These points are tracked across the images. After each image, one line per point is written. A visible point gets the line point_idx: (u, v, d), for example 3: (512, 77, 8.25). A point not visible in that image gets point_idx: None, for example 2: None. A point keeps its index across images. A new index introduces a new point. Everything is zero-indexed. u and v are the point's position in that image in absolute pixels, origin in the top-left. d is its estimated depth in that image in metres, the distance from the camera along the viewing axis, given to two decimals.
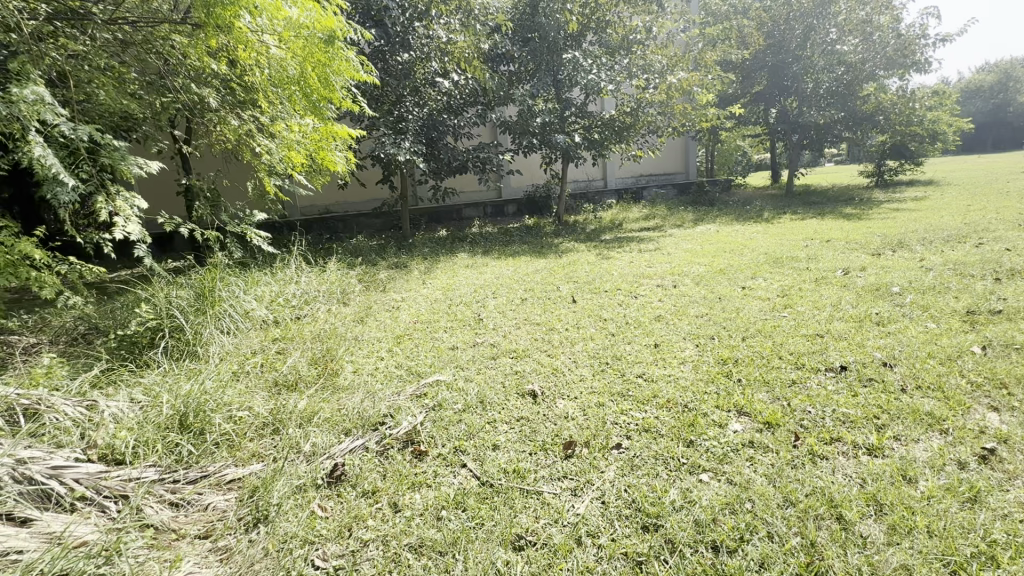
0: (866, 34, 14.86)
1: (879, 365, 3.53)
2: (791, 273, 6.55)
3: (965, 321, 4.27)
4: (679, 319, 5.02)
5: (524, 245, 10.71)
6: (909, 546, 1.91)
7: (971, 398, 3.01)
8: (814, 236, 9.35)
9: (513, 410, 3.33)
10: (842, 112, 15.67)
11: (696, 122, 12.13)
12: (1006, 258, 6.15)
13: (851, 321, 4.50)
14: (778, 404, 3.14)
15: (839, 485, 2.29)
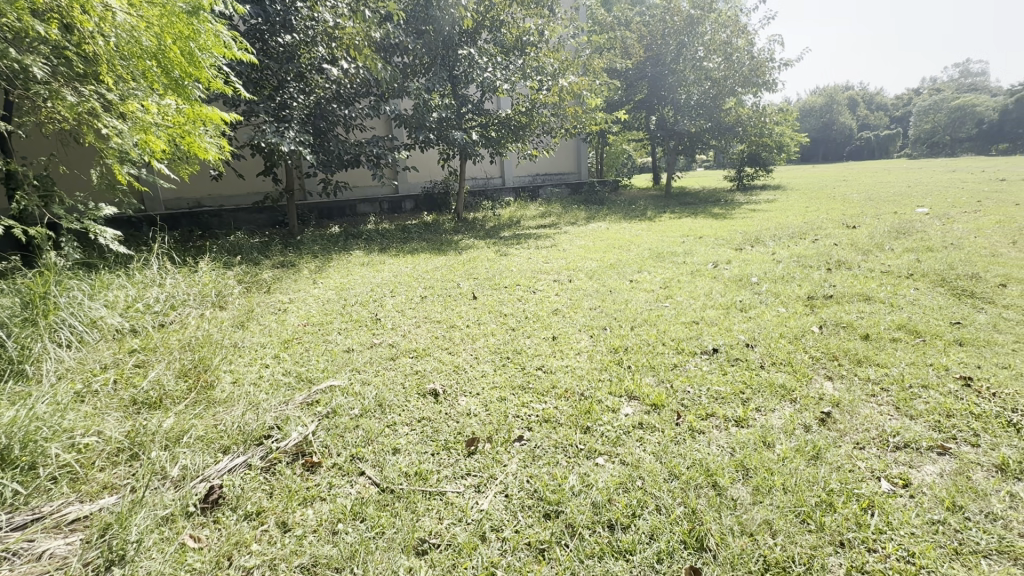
0: (726, 54, 16.75)
1: (743, 346, 4.01)
2: (671, 267, 7.17)
3: (807, 305, 5.00)
4: (574, 312, 5.25)
5: (423, 242, 10.49)
6: (769, 503, 2.18)
7: (812, 369, 3.54)
8: (689, 233, 10.34)
9: (413, 411, 3.23)
10: (709, 122, 17.53)
11: (586, 125, 12.79)
12: (835, 251, 7.33)
13: (721, 308, 5.05)
14: (663, 386, 3.41)
15: (713, 456, 2.54)
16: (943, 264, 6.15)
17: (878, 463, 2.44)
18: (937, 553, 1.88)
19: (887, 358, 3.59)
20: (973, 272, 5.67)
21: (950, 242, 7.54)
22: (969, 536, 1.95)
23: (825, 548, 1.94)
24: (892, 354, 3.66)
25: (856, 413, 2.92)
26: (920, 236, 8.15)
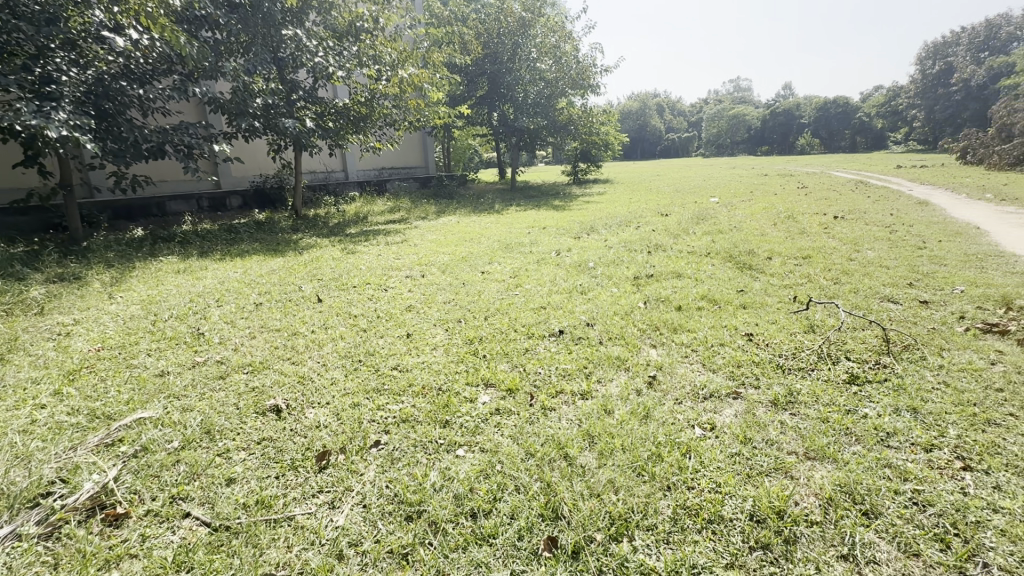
0: (556, 57, 18.04)
1: (584, 325, 4.39)
2: (519, 257, 7.53)
3: (634, 284, 5.69)
4: (429, 307, 5.19)
5: (255, 243, 9.38)
6: (612, 464, 2.42)
7: (640, 340, 4.03)
8: (534, 224, 10.97)
9: (251, 432, 2.86)
10: (546, 120, 18.77)
11: (430, 118, 12.68)
12: (653, 236, 8.45)
13: (564, 292, 5.46)
14: (516, 370, 3.57)
15: (563, 430, 2.74)
16: (730, 243, 7.51)
17: (692, 413, 2.87)
18: (735, 480, 2.28)
19: (695, 324, 4.25)
20: (750, 249, 7.03)
21: (734, 225, 9.24)
22: (755, 461, 2.40)
23: (656, 493, 2.22)
24: (699, 320, 4.35)
25: (675, 373, 3.40)
26: (714, 221, 9.83)
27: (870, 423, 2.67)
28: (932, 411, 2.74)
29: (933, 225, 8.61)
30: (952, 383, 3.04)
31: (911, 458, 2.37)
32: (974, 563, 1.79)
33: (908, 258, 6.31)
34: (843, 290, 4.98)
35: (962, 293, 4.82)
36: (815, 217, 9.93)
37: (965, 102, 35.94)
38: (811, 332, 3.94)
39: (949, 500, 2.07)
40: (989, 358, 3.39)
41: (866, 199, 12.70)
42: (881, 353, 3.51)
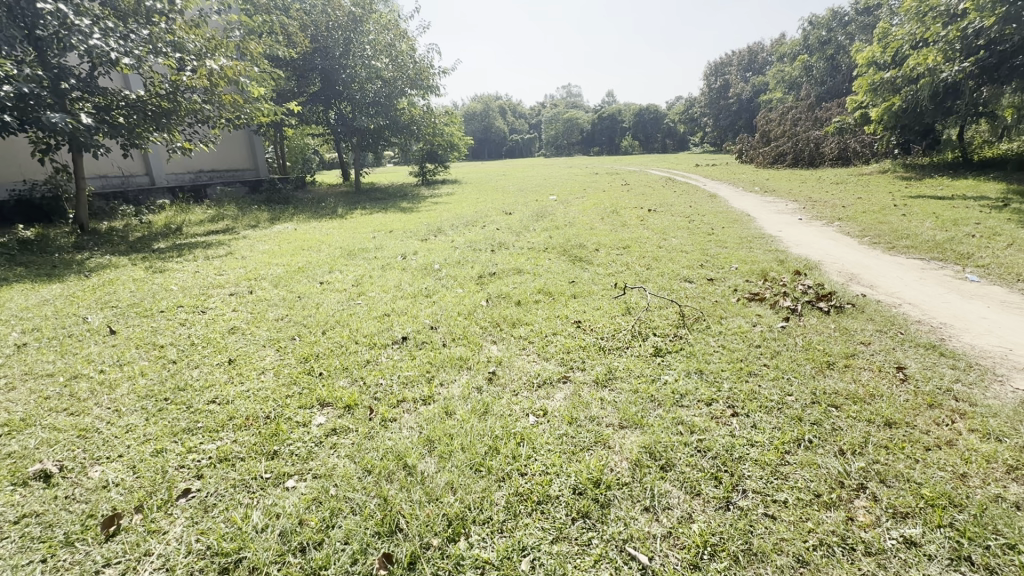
0: (392, 56, 17.60)
1: (428, 329, 4.38)
2: (363, 264, 7.19)
3: (478, 283, 5.85)
4: (257, 327, 4.68)
5: (18, 267, 7.47)
6: (450, 466, 2.46)
7: (482, 337, 4.16)
8: (379, 228, 10.59)
9: (6, 511, 2.27)
10: (386, 120, 18.25)
11: (252, 116, 11.40)
12: (497, 235, 8.80)
13: (409, 297, 5.38)
14: (355, 385, 3.42)
15: (403, 439, 2.70)
16: (564, 238, 8.17)
17: (527, 403, 3.06)
18: (562, 459, 2.48)
19: (531, 317, 4.52)
20: (581, 242, 7.72)
21: (568, 221, 10.07)
22: (579, 438, 2.65)
23: (492, 486, 2.31)
24: (535, 313, 4.64)
25: (513, 366, 3.59)
26: (552, 217, 10.57)
27: (669, 388, 3.13)
28: (713, 370, 3.33)
29: (719, 215, 10.42)
30: (727, 345, 3.73)
31: (698, 412, 2.85)
32: (737, 491, 2.22)
33: (701, 244, 7.55)
34: (653, 274, 5.76)
35: (736, 270, 5.93)
36: (634, 211, 11.31)
37: (739, 112, 44.39)
38: (628, 314, 4.48)
39: (722, 443, 2.53)
40: (752, 321, 4.24)
41: (673, 194, 14.85)
42: (679, 326, 4.15)
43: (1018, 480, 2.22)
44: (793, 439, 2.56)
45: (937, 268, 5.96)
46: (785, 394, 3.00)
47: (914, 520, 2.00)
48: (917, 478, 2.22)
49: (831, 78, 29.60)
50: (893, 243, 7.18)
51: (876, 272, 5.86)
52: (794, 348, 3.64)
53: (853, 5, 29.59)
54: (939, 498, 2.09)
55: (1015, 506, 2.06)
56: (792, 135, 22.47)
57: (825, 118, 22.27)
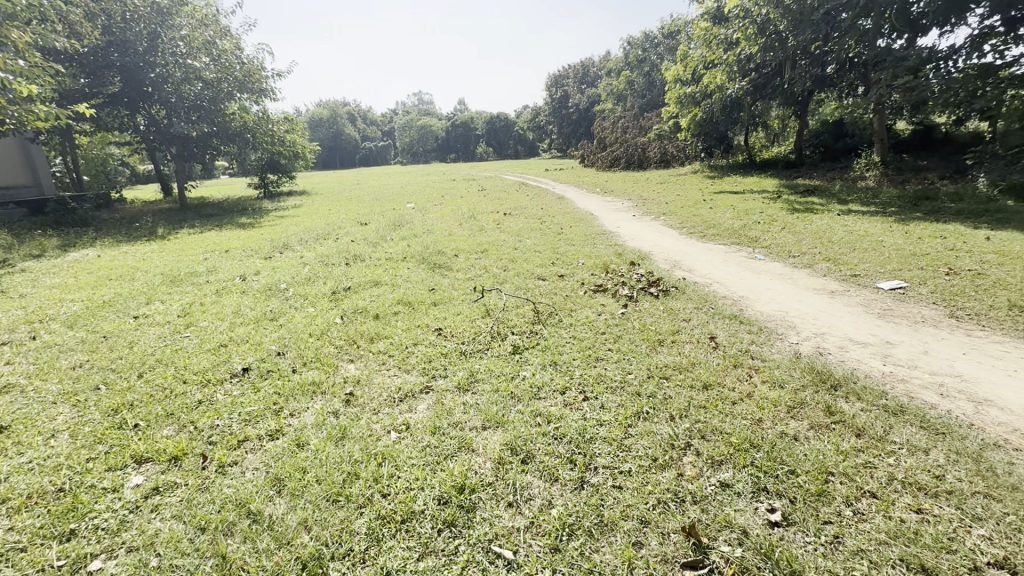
0: (212, 54, 15.68)
1: (274, 356, 3.97)
2: (191, 290, 6.27)
3: (331, 300, 5.49)
4: (43, 381, 3.77)
5: None
6: (303, 503, 2.25)
7: (336, 358, 3.90)
8: (211, 248, 9.34)
9: None
10: (213, 126, 16.19)
11: (21, 120, 9.19)
12: (352, 247, 8.37)
13: (252, 322, 4.83)
14: (183, 433, 2.94)
15: (245, 484, 2.40)
16: (423, 245, 8.08)
17: (388, 419, 2.94)
18: (426, 471, 2.43)
19: (390, 330, 4.37)
20: (439, 249, 7.70)
21: (427, 228, 10.00)
22: (442, 447, 2.63)
23: (352, 515, 2.17)
24: (394, 326, 4.50)
25: (372, 384, 3.42)
26: (409, 226, 10.38)
27: (527, 383, 3.27)
28: (566, 360, 3.57)
29: (567, 215, 11.24)
30: (577, 335, 4.03)
31: (553, 402, 3.02)
32: (589, 470, 2.40)
33: (552, 243, 8.06)
34: (509, 275, 5.99)
35: (582, 265, 6.45)
36: (491, 215, 11.66)
37: (580, 121, 48.57)
38: (487, 316, 4.59)
39: (575, 428, 2.71)
40: (598, 310, 4.64)
41: (525, 197, 15.66)
42: (534, 322, 4.37)
43: (794, 416, 2.77)
44: (634, 413, 2.85)
45: (736, 251, 7.17)
46: (626, 373, 3.34)
47: (727, 465, 2.37)
48: (727, 429, 2.64)
49: (650, 92, 33.86)
50: (704, 232, 8.48)
51: (692, 258, 6.85)
52: (631, 331, 4.07)
53: (660, 29, 34.24)
54: (743, 443, 2.51)
55: (793, 438, 2.56)
56: (623, 141, 25.22)
57: (647, 126, 25.44)
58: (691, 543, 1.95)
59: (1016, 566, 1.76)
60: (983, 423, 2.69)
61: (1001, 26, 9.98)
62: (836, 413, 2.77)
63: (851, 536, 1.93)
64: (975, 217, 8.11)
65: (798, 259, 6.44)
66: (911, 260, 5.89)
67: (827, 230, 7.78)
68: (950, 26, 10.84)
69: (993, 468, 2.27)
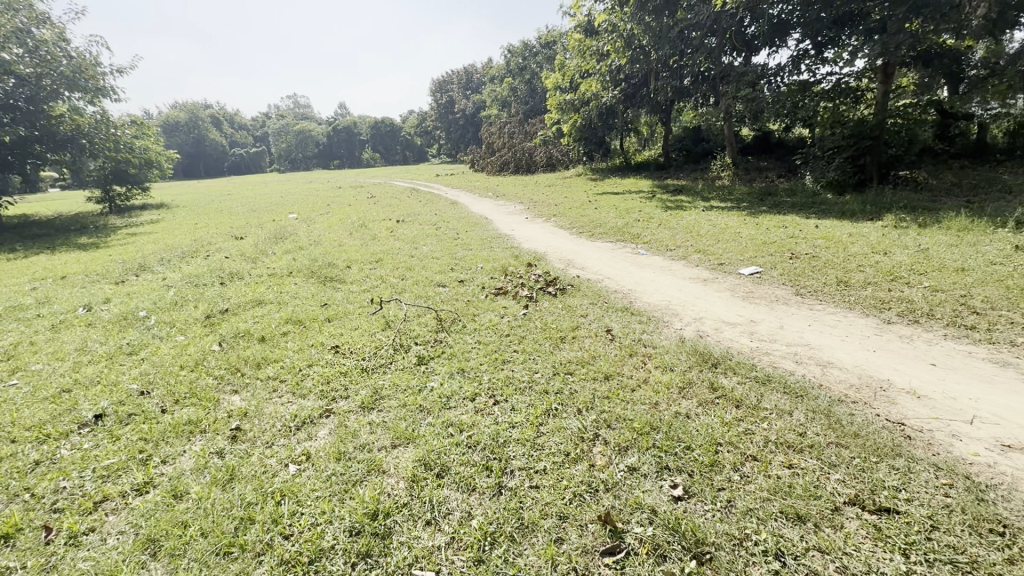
0: (27, 45, 13.16)
1: (135, 396, 3.40)
2: (16, 328, 5.17)
3: (206, 325, 4.88)
4: None
5: None
6: (186, 564, 1.95)
7: (217, 390, 3.47)
8: (41, 275, 7.80)
9: None
10: (34, 131, 13.58)
11: None
12: (226, 264, 7.53)
13: (103, 359, 4.11)
14: (15, 504, 2.39)
15: (107, 554, 2.02)
16: (310, 258, 7.53)
17: (284, 451, 2.68)
18: (333, 502, 2.25)
19: (280, 352, 4.00)
20: (329, 261, 7.24)
21: (313, 239, 9.34)
22: (349, 473, 2.45)
23: (250, 566, 1.93)
24: (284, 347, 4.12)
25: (262, 415, 3.09)
26: (293, 238, 9.61)
27: (435, 394, 3.18)
28: (473, 366, 3.54)
29: (461, 220, 11.24)
30: (482, 340, 4.02)
31: (464, 410, 2.98)
32: (505, 474, 2.40)
33: (450, 249, 7.99)
34: (407, 284, 5.82)
35: (481, 269, 6.48)
36: (383, 223, 11.25)
37: (467, 126, 48.98)
38: (387, 328, 4.41)
39: (488, 434, 2.70)
40: (500, 313, 4.68)
41: (418, 204, 15.36)
42: (437, 331, 4.29)
43: (685, 396, 3.03)
44: (544, 411, 2.91)
45: (621, 248, 7.71)
46: (532, 372, 3.40)
47: (632, 450, 2.52)
48: (630, 415, 2.80)
49: (532, 99, 35.19)
50: (592, 232, 8.99)
51: (583, 256, 7.23)
52: (534, 331, 4.17)
53: (538, 39, 35.74)
54: (645, 427, 2.69)
55: (686, 416, 2.80)
56: (511, 146, 25.90)
57: (531, 132, 26.39)
58: (607, 530, 2.03)
59: (865, 501, 2.09)
60: (830, 383, 3.17)
61: (813, 48, 11.95)
62: (718, 388, 3.08)
63: (741, 498, 2.15)
64: (806, 209, 9.59)
65: (674, 252, 7.10)
66: (763, 247, 6.79)
67: (696, 225, 8.68)
68: (776, 46, 12.71)
69: (840, 420, 2.68)
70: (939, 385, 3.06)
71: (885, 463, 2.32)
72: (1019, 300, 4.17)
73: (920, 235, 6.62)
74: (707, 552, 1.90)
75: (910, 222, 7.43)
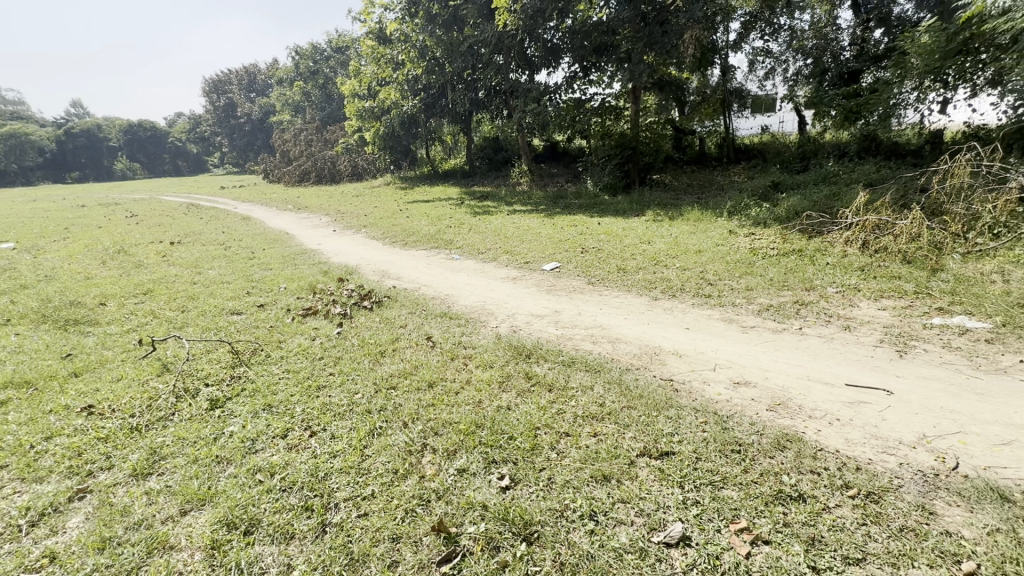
0: None
1: None
2: None
3: None
4: None
5: None
6: None
7: None
8: None
9: None
10: None
11: None
12: None
13: None
14: None
15: None
16: (41, 298, 5.80)
17: (12, 561, 2.00)
18: None
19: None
20: (71, 299, 5.67)
21: (44, 274, 7.22)
22: (120, 563, 1.95)
23: None
24: (2, 423, 3.06)
25: None
26: (9, 274, 7.27)
27: (236, 439, 2.75)
28: (282, 400, 3.16)
29: (256, 237, 9.97)
30: (291, 368, 3.62)
31: (274, 451, 2.64)
32: (329, 509, 2.20)
33: (243, 270, 7.01)
34: (190, 317, 4.92)
35: (285, 290, 5.85)
36: (150, 247, 9.30)
37: (255, 133, 43.80)
38: (165, 373, 3.65)
39: (305, 470, 2.44)
40: (311, 336, 4.28)
41: (198, 221, 13.12)
42: (234, 366, 3.71)
43: (505, 389, 3.21)
44: (368, 432, 2.76)
45: (436, 254, 7.78)
46: (352, 395, 3.19)
47: (459, 452, 2.56)
48: (455, 419, 2.84)
49: (328, 105, 33.15)
50: (405, 241, 8.88)
51: (398, 266, 7.11)
52: (351, 349, 3.93)
53: (327, 43, 33.88)
54: (470, 427, 2.75)
55: (507, 408, 2.97)
56: (309, 154, 24.05)
57: (331, 139, 24.91)
58: (442, 538, 2.02)
59: (652, 450, 2.50)
60: (619, 355, 3.72)
61: (580, 71, 13.88)
62: (533, 377, 3.34)
63: (559, 473, 2.37)
64: (590, 209, 11.08)
65: (486, 255, 7.47)
66: (560, 245, 7.62)
67: (502, 228, 9.28)
68: (553, 66, 14.38)
69: (629, 386, 3.16)
70: (692, 344, 3.84)
71: (662, 415, 2.81)
72: (735, 271, 5.49)
73: (671, 226, 8.23)
74: (535, 532, 2.04)
75: (663, 216, 9.17)
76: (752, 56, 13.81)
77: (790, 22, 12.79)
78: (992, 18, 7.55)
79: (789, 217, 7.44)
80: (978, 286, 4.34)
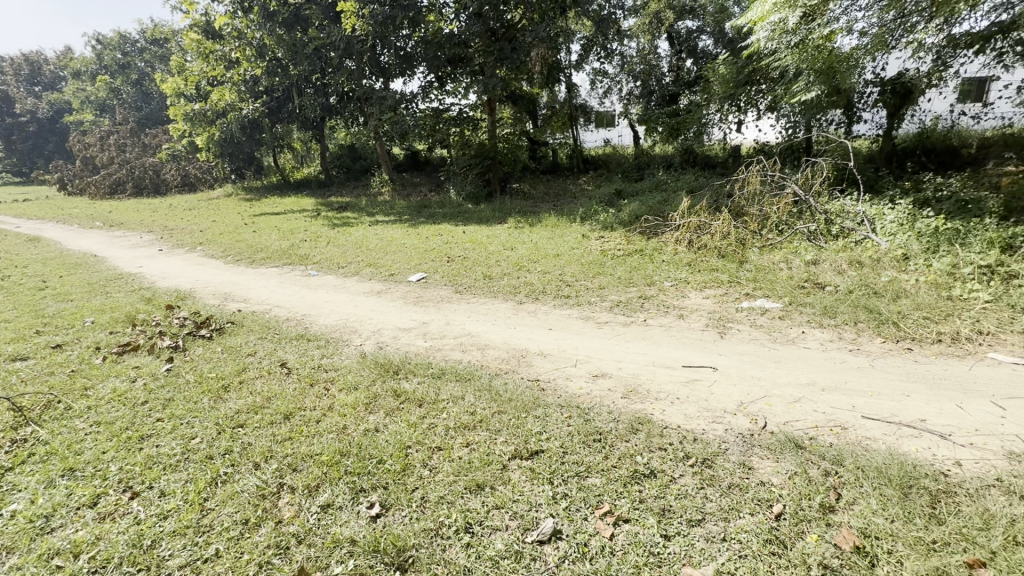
0: None
1: None
2: None
3: None
4: None
5: None
6: None
7: None
8: None
9: None
10: None
11: None
12: None
13: None
14: None
15: None
16: None
17: None
18: None
19: None
20: None
21: None
22: None
23: None
24: None
25: None
26: None
27: (21, 520, 2.17)
28: (90, 459, 2.59)
29: (49, 262, 8.11)
30: (103, 420, 2.99)
31: (78, 526, 2.14)
32: None
33: (31, 304, 5.65)
34: None
35: (92, 324, 4.84)
36: None
37: (44, 135, 35.77)
38: None
39: (124, 541, 2.03)
40: (130, 377, 3.59)
41: None
42: (17, 427, 2.94)
43: (372, 411, 3.03)
44: (208, 482, 2.39)
45: (289, 272, 7.12)
46: (188, 441, 2.74)
47: (322, 487, 2.34)
48: (316, 450, 2.60)
49: (146, 105, 28.49)
50: (252, 258, 7.98)
51: (243, 286, 6.35)
52: (185, 388, 3.38)
53: (141, 33, 29.14)
54: (334, 457, 2.54)
55: (375, 430, 2.81)
56: (123, 161, 20.40)
57: (153, 144, 21.47)
58: None
59: (522, 451, 2.56)
60: (488, 362, 3.76)
61: (436, 81, 13.92)
62: (402, 394, 3.21)
63: (432, 490, 2.30)
64: (454, 218, 11.16)
65: (347, 269, 7.06)
66: (425, 255, 7.52)
67: (364, 240, 8.86)
68: (408, 74, 14.20)
69: (498, 391, 3.21)
70: (556, 344, 4.04)
71: (531, 415, 2.91)
72: (589, 272, 5.96)
73: (532, 232, 8.66)
74: (410, 557, 1.95)
75: (524, 223, 9.61)
76: (592, 75, 15.19)
77: (620, 48, 14.36)
78: (766, 56, 9.35)
79: (632, 221, 8.33)
80: (771, 274, 5.30)
